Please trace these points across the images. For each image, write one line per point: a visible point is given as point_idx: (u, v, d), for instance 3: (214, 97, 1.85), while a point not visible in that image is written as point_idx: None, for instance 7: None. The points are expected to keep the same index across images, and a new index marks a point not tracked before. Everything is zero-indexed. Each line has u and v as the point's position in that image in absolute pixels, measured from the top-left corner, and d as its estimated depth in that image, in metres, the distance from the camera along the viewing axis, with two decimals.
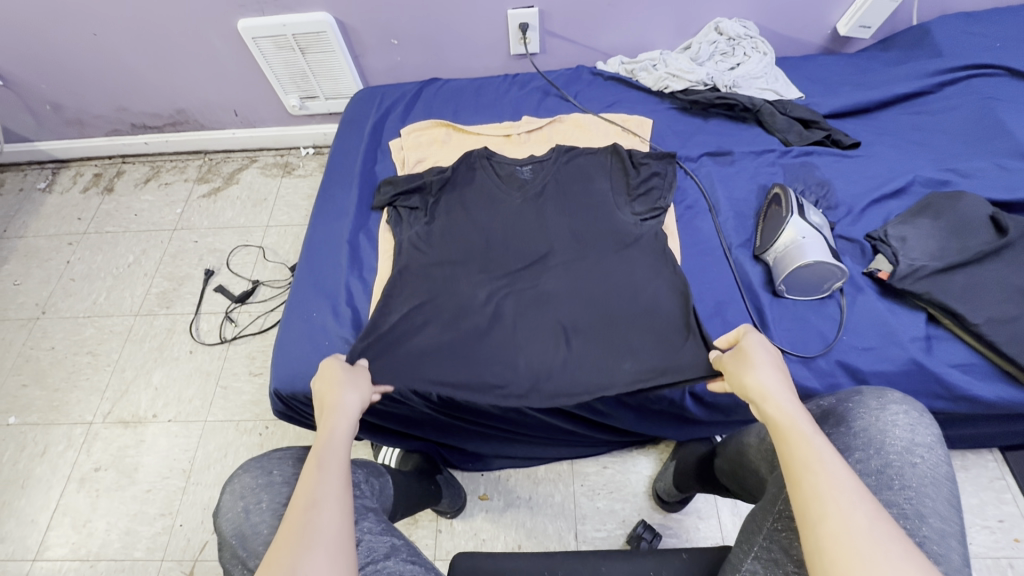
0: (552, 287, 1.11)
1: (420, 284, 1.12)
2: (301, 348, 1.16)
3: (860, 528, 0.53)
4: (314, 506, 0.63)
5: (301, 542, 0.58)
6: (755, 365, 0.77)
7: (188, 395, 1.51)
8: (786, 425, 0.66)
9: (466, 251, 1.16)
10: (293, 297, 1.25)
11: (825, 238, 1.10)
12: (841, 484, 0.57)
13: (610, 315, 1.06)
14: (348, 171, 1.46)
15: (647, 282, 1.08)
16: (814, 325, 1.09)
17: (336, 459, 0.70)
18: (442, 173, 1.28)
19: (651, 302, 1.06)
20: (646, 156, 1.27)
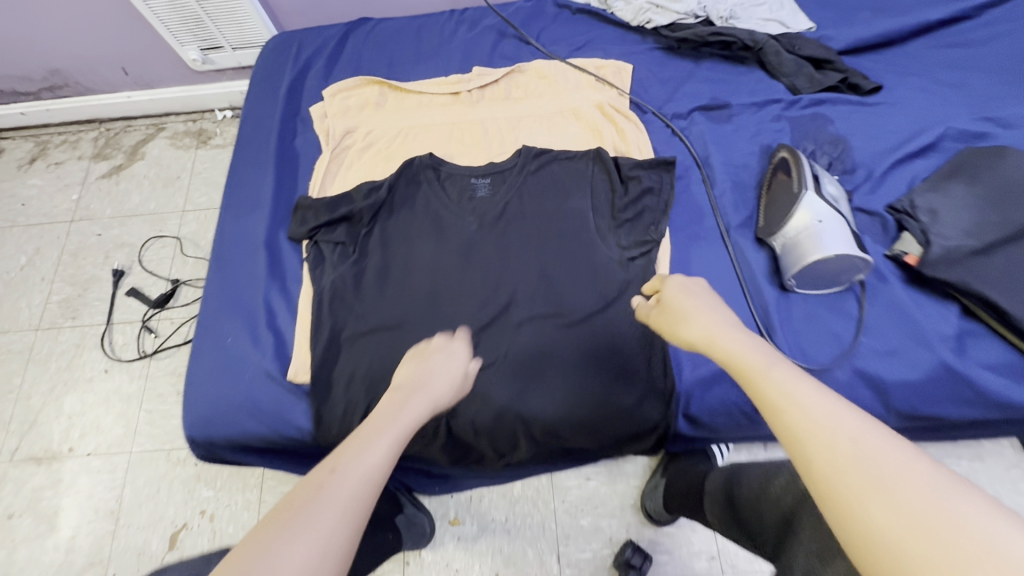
0: (512, 366, 0.91)
1: (352, 371, 0.92)
2: (218, 385, 0.96)
3: (852, 451, 0.45)
4: (350, 464, 0.55)
5: (319, 492, 0.52)
6: (687, 308, 0.72)
7: (108, 423, 1.31)
8: (742, 362, 0.60)
9: (407, 317, 0.95)
10: (204, 318, 1.02)
11: (846, 219, 0.89)
12: (815, 408, 0.50)
13: (583, 414, 0.90)
14: (261, 148, 1.17)
15: (629, 366, 0.90)
16: (828, 324, 0.90)
17: (399, 427, 0.64)
18: (375, 195, 1.05)
19: (633, 398, 0.89)
20: (638, 167, 1.04)
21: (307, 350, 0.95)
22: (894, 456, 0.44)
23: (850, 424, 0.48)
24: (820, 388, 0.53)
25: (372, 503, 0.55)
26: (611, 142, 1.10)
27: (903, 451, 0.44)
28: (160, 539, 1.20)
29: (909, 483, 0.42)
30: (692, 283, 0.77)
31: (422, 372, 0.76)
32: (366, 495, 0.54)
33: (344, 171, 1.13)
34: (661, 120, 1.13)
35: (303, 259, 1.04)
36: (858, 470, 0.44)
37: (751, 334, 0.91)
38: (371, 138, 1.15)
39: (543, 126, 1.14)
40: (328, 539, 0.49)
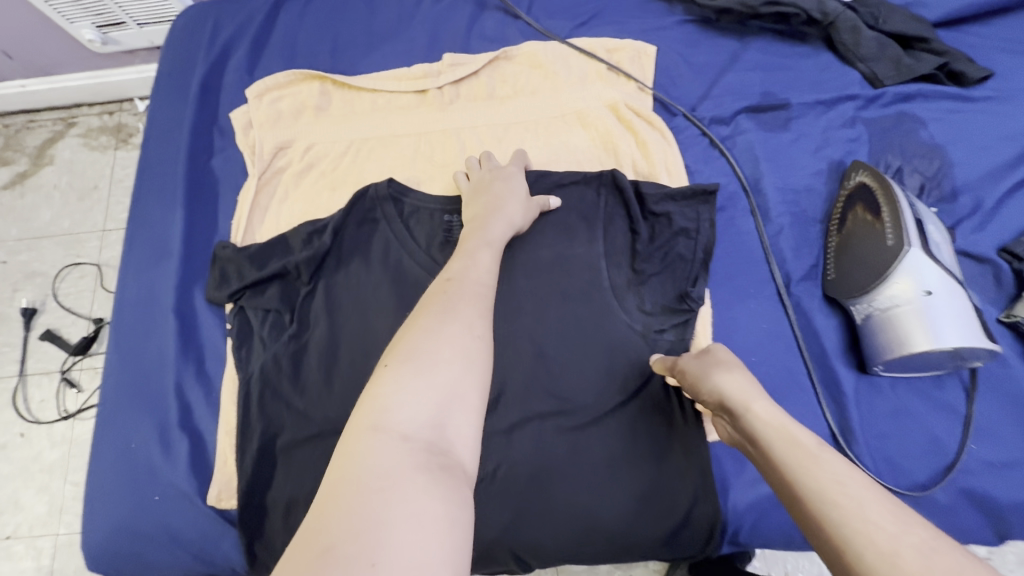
0: (504, 486, 0.68)
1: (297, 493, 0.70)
2: (120, 509, 0.73)
3: (927, 574, 0.36)
4: (471, 280, 0.59)
5: (452, 301, 0.55)
6: (720, 359, 0.61)
7: (27, 499, 1.11)
8: (782, 438, 0.50)
9: None
10: (102, 412, 0.78)
11: (960, 285, 0.67)
12: (874, 505, 0.42)
13: (597, 550, 0.67)
14: (169, 171, 0.89)
15: (659, 478, 0.68)
16: (922, 423, 0.68)
17: (492, 244, 0.66)
18: (319, 240, 0.80)
19: (664, 525, 0.67)
20: (664, 199, 0.78)
21: (234, 463, 0.73)
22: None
23: (915, 530, 0.40)
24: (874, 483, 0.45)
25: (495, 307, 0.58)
26: (630, 160, 0.83)
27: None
28: None
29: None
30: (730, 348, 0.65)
31: (492, 199, 0.73)
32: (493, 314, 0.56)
33: (280, 203, 0.86)
34: (696, 126, 0.85)
35: (227, 332, 0.80)
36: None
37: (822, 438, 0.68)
38: (313, 156, 0.88)
39: (539, 136, 0.86)
40: (473, 343, 0.52)
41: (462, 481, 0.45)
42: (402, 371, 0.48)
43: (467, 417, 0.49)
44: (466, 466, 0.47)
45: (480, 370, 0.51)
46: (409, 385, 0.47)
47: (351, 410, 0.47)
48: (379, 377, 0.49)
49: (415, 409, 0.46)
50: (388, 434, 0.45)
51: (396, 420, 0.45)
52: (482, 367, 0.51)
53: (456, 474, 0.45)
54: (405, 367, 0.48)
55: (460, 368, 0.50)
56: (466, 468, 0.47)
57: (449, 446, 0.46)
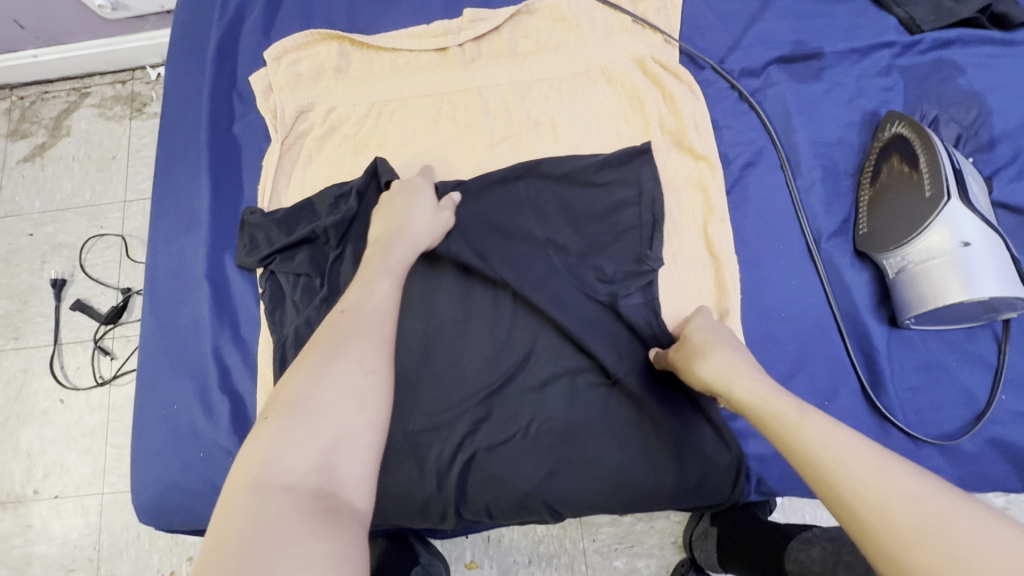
0: (535, 442, 0.70)
1: None
2: (167, 466, 0.77)
3: (916, 523, 0.39)
4: (365, 312, 0.58)
5: (340, 342, 0.55)
6: (698, 345, 0.64)
7: (72, 461, 1.16)
8: (767, 413, 0.52)
9: (401, 375, 0.74)
10: (143, 374, 0.81)
11: (998, 235, 0.66)
12: (858, 463, 0.44)
13: (630, 502, 0.69)
14: (191, 138, 0.89)
15: (687, 429, 0.69)
16: (952, 375, 0.68)
17: (393, 271, 0.65)
18: (345, 206, 0.80)
19: (696, 473, 0.68)
20: (612, 164, 0.78)
21: None
22: (969, 521, 0.38)
23: (903, 482, 0.42)
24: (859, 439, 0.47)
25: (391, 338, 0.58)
26: (658, 115, 0.81)
27: (977, 515, 0.38)
28: None
29: (992, 558, 0.35)
30: (715, 323, 0.68)
31: (394, 210, 0.73)
32: (386, 345, 0.57)
33: (305, 167, 0.86)
34: (725, 78, 0.82)
35: (259, 296, 0.81)
36: (926, 542, 0.37)
37: (851, 391, 0.69)
38: (335, 119, 0.87)
39: (562, 94, 0.84)
40: (360, 382, 0.52)
41: (350, 520, 0.45)
42: (282, 426, 0.49)
43: (356, 455, 0.49)
44: (357, 505, 0.47)
45: (369, 406, 0.52)
46: (289, 437, 0.48)
47: (232, 468, 0.47)
48: (261, 432, 0.49)
49: (297, 459, 0.47)
50: (270, 488, 0.45)
51: (277, 472, 0.46)
52: (372, 403, 0.52)
53: (344, 515, 0.45)
54: (286, 418, 0.49)
55: (347, 409, 0.51)
56: (357, 507, 0.47)
57: (336, 487, 0.47)
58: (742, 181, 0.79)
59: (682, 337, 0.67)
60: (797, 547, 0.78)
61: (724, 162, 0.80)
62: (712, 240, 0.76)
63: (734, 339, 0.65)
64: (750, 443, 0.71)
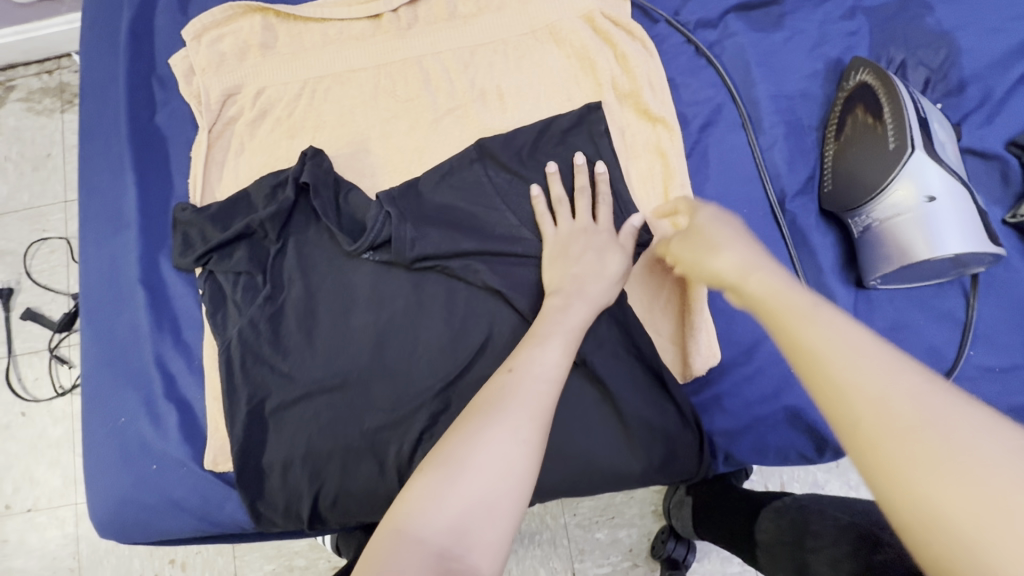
0: None
1: (298, 447, 0.70)
2: (119, 482, 0.74)
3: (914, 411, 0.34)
4: (533, 375, 0.56)
5: (500, 403, 0.53)
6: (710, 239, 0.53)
7: (41, 474, 1.13)
8: (776, 302, 0.45)
9: (354, 371, 0.71)
10: (87, 387, 0.77)
11: (963, 185, 0.63)
12: (868, 354, 0.38)
13: (596, 484, 0.68)
14: (113, 131, 0.82)
15: (647, 412, 0.66)
16: (919, 334, 0.66)
17: (569, 331, 0.61)
18: (282, 196, 0.74)
19: (659, 454, 0.66)
20: (566, 129, 0.74)
21: (225, 429, 0.72)
22: (981, 417, 0.33)
23: (915, 378, 0.36)
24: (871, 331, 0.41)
25: (551, 412, 0.55)
26: (611, 76, 0.76)
27: (985, 413, 0.33)
28: None
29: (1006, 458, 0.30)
30: (727, 211, 0.57)
31: (580, 270, 0.65)
32: (545, 416, 0.54)
33: (238, 155, 0.80)
34: (679, 32, 0.77)
35: (199, 298, 0.76)
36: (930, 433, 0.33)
37: None
38: (265, 100, 0.80)
39: (509, 59, 0.78)
40: (511, 453, 0.50)
41: None
42: (433, 480, 0.49)
43: (491, 523, 0.48)
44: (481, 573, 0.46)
45: (514, 480, 0.50)
46: (438, 494, 0.48)
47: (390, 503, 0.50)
48: (413, 482, 0.50)
49: (437, 512, 0.47)
50: (407, 539, 0.46)
51: (418, 523, 0.47)
52: (517, 475, 0.50)
53: None
54: (437, 474, 0.49)
55: (495, 483, 0.49)
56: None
57: (465, 552, 0.46)
58: (701, 144, 0.75)
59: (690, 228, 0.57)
60: (768, 517, 0.74)
61: (683, 123, 0.75)
62: (674, 208, 0.72)
63: (744, 227, 0.56)
64: (717, 418, 0.68)
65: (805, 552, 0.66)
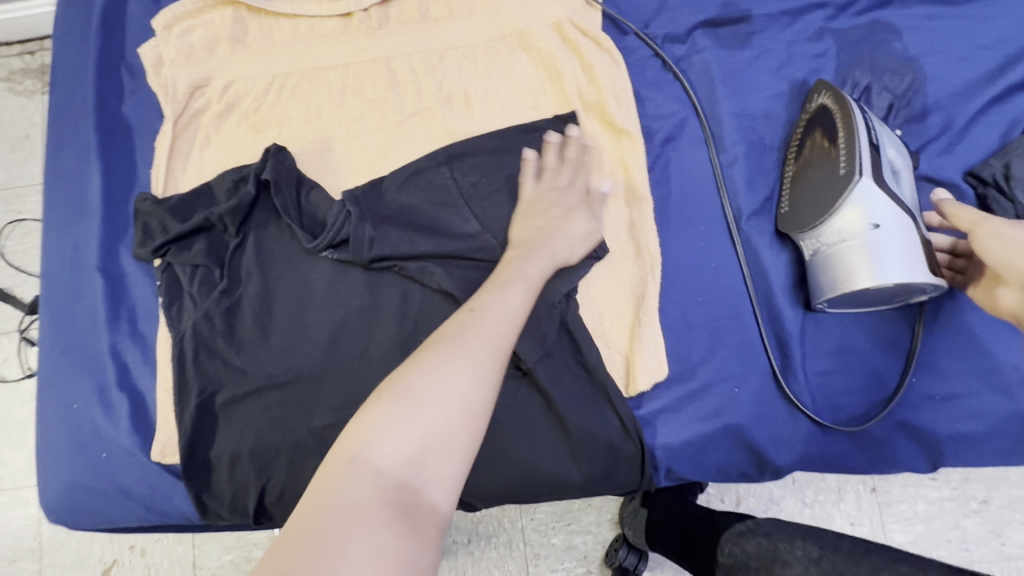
0: None
1: (247, 442, 0.71)
2: (67, 469, 0.74)
3: None
4: (494, 317, 0.56)
5: (462, 339, 0.54)
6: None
7: (5, 455, 1.14)
8: None
9: (306, 368, 0.72)
10: (42, 373, 0.78)
11: (910, 216, 0.64)
12: None
13: (539, 491, 0.68)
14: (80, 118, 0.82)
15: (592, 424, 0.66)
16: (864, 358, 0.67)
17: (530, 277, 0.61)
18: (244, 191, 0.75)
19: (601, 465, 0.67)
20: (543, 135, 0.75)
21: (174, 422, 0.72)
22: None
23: None
24: None
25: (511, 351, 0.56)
26: (577, 86, 0.76)
27: None
28: None
29: None
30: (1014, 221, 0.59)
31: (543, 227, 0.66)
32: (505, 354, 0.55)
33: (202, 147, 0.80)
34: (647, 45, 0.77)
35: (157, 289, 0.76)
36: None
37: (762, 378, 0.67)
38: (233, 95, 0.80)
39: (477, 64, 0.78)
40: (468, 387, 0.51)
41: (429, 522, 0.46)
42: (390, 408, 0.49)
43: (449, 456, 0.49)
44: (439, 504, 0.48)
45: (474, 415, 0.51)
46: (396, 422, 0.48)
47: (342, 433, 0.50)
48: (370, 408, 0.50)
49: (395, 444, 0.48)
50: (364, 468, 0.47)
51: (376, 453, 0.47)
52: (476, 409, 0.51)
53: (423, 510, 0.46)
54: (395, 401, 0.50)
55: (456, 413, 0.50)
56: (439, 507, 0.48)
57: (422, 482, 0.47)
58: (663, 159, 0.75)
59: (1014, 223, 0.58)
60: (731, 540, 0.74)
61: (646, 136, 0.76)
62: (633, 222, 0.72)
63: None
64: (660, 432, 0.68)
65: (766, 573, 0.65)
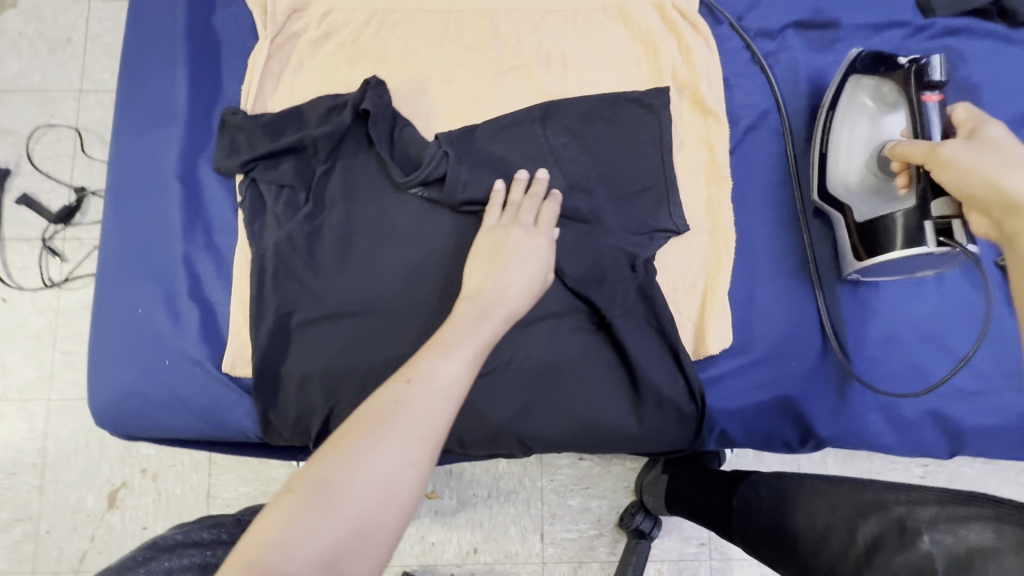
0: (515, 376, 0.71)
1: (317, 366, 0.72)
2: (125, 373, 0.74)
3: None
4: (431, 392, 0.54)
5: (391, 421, 0.51)
6: (1005, 158, 0.61)
7: (14, 365, 1.10)
8: None
9: (382, 301, 0.73)
10: (106, 274, 0.77)
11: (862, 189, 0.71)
12: None
13: (598, 439, 0.73)
14: (168, 23, 0.81)
15: (659, 380, 0.71)
16: (910, 351, 0.73)
17: (473, 343, 0.59)
18: (338, 119, 0.75)
19: (662, 420, 0.71)
20: (634, 108, 0.77)
21: (248, 335, 0.73)
22: None
23: None
24: None
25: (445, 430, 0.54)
26: (673, 65, 0.79)
27: None
28: (97, 497, 1.07)
29: None
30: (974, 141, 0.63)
31: (492, 273, 0.66)
32: (436, 437, 0.52)
33: (295, 70, 0.80)
34: (740, 36, 0.81)
35: (237, 204, 0.76)
36: None
37: (815, 356, 0.73)
38: (332, 23, 0.80)
39: (577, 29, 0.81)
40: (393, 478, 0.49)
41: None
42: (303, 505, 0.47)
43: (363, 554, 0.47)
44: None
45: (393, 507, 0.49)
46: (308, 522, 0.46)
47: (248, 530, 0.47)
48: (277, 505, 0.47)
49: (304, 546, 0.45)
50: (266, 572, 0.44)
51: (281, 555, 0.45)
52: (396, 503, 0.49)
53: None
54: (306, 500, 0.47)
55: (373, 513, 0.48)
56: None
57: None
58: (743, 145, 0.79)
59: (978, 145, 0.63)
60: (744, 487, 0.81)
61: (730, 122, 0.80)
62: (712, 200, 0.76)
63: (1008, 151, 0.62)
64: (719, 396, 0.73)
65: (780, 506, 0.74)
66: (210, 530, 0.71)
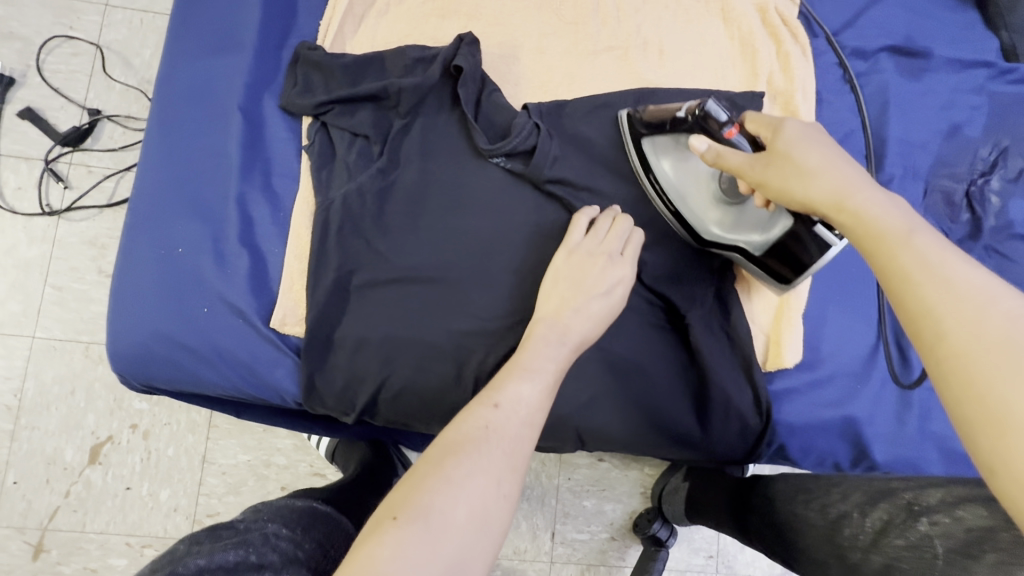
0: (583, 367, 0.68)
1: (375, 332, 0.66)
2: (155, 314, 0.66)
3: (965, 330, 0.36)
4: (518, 418, 0.51)
5: (484, 445, 0.48)
6: (800, 166, 0.49)
7: None
8: (865, 228, 0.43)
9: (451, 272, 0.68)
10: (142, 204, 0.69)
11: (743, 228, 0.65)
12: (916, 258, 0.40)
13: (658, 441, 0.70)
14: None
15: (728, 388, 0.69)
16: None
17: (550, 370, 0.57)
18: (426, 72, 0.70)
19: (727, 429, 0.69)
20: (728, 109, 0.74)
21: (302, 290, 0.68)
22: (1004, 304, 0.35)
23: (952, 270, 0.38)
24: (942, 245, 0.40)
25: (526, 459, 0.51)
26: (770, 70, 0.77)
27: (1004, 308, 0.35)
28: (77, 451, 0.97)
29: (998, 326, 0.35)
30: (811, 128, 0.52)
31: (567, 300, 0.63)
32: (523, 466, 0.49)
33: (381, 14, 0.74)
34: (835, 52, 0.80)
35: (303, 148, 0.71)
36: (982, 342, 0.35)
37: (877, 380, 0.72)
38: None
39: (677, 19, 0.78)
40: (489, 506, 0.45)
41: None
42: (410, 532, 0.42)
43: None
44: None
45: (489, 538, 0.45)
46: (414, 552, 0.41)
47: (344, 562, 0.41)
48: (382, 533, 0.42)
49: None
50: None
51: None
52: (492, 534, 0.45)
53: None
54: (411, 529, 0.42)
55: (474, 545, 0.44)
56: None
57: None
58: None
59: (770, 154, 0.52)
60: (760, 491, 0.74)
61: None
62: None
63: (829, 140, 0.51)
64: (784, 409, 0.72)
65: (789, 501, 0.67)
66: (238, 547, 0.54)
